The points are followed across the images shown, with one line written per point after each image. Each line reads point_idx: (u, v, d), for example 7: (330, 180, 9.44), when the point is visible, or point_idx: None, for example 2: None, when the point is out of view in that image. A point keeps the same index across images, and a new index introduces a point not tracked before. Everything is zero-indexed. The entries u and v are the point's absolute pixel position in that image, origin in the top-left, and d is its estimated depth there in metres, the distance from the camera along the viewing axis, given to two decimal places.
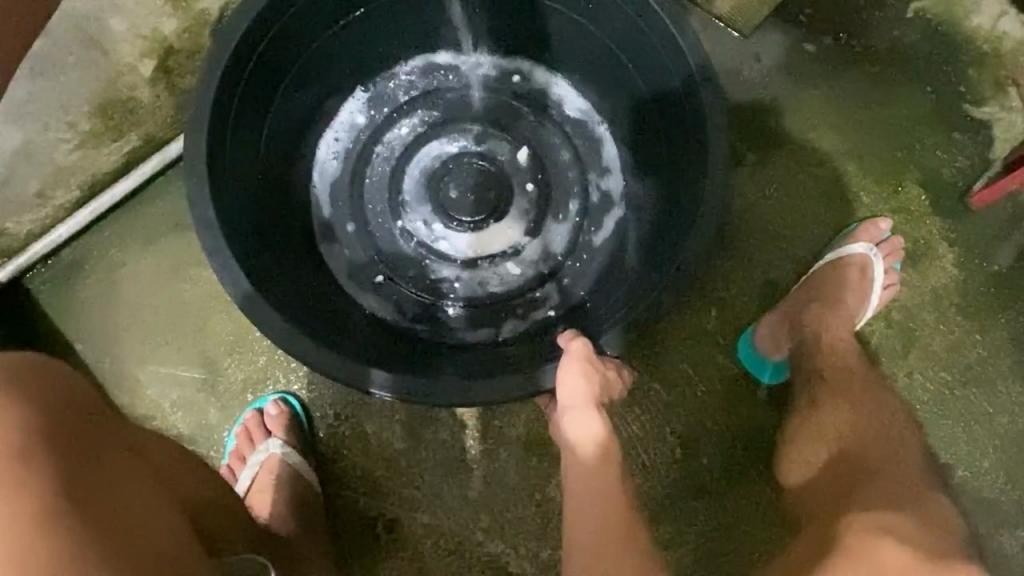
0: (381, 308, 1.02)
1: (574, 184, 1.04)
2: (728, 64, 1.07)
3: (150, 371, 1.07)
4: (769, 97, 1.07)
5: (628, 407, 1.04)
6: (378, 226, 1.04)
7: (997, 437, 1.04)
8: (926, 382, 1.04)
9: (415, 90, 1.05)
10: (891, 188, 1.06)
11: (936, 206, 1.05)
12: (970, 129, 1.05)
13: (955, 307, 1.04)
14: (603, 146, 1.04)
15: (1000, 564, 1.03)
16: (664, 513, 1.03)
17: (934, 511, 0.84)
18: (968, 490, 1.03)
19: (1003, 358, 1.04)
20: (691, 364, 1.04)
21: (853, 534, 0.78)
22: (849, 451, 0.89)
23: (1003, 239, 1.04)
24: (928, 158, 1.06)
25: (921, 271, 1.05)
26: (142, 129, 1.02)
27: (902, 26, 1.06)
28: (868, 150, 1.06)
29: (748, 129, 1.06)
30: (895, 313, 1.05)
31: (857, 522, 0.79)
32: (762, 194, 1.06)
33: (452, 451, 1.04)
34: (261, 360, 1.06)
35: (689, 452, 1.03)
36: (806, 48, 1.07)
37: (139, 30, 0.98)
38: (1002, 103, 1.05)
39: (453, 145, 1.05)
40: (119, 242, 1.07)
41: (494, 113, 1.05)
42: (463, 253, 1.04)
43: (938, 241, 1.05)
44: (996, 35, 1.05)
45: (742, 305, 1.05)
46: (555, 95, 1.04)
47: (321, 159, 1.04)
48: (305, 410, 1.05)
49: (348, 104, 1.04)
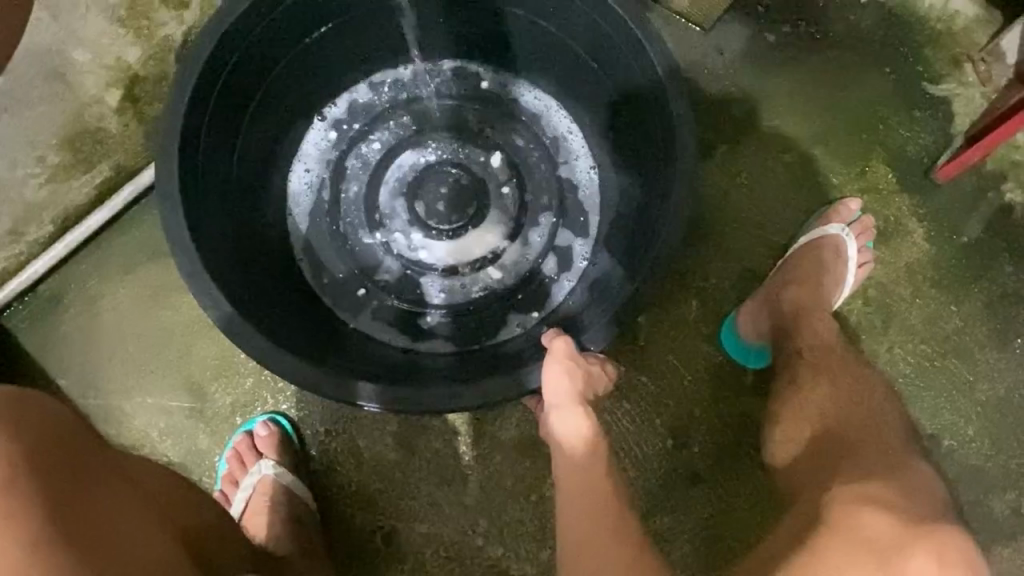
0: (365, 321, 1.02)
1: (548, 183, 1.05)
2: (691, 58, 1.09)
3: (136, 402, 1.06)
4: (734, 88, 1.09)
5: (618, 401, 1.05)
6: (357, 240, 1.05)
7: (980, 405, 1.06)
8: (907, 355, 1.06)
9: (386, 102, 1.06)
10: (860, 169, 1.08)
11: (903, 183, 1.08)
12: (930, 106, 1.08)
13: (929, 281, 1.06)
14: (574, 144, 1.05)
15: (991, 530, 1.05)
16: (661, 504, 1.04)
17: (918, 476, 0.85)
18: (954, 460, 1.05)
19: (980, 327, 1.06)
20: (675, 355, 1.05)
21: (837, 507, 0.79)
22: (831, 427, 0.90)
23: (970, 211, 1.07)
24: (893, 137, 1.08)
25: (894, 248, 1.07)
26: (112, 159, 1.01)
27: (857, 11, 1.09)
28: (834, 133, 1.08)
29: (715, 120, 1.09)
30: (871, 291, 1.07)
31: (841, 497, 0.80)
32: (733, 183, 1.08)
33: (447, 459, 1.04)
34: (248, 382, 1.06)
35: (681, 441, 1.04)
36: (766, 38, 1.09)
37: (103, 60, 0.96)
38: (958, 78, 1.08)
39: (427, 155, 1.06)
40: (97, 274, 1.06)
41: (466, 120, 1.06)
42: (443, 261, 1.04)
43: (908, 218, 1.07)
44: (949, 14, 1.07)
45: (722, 293, 1.07)
46: (523, 96, 1.05)
47: (294, 190, 1.04)
48: (295, 429, 1.05)
49: (317, 128, 1.04)
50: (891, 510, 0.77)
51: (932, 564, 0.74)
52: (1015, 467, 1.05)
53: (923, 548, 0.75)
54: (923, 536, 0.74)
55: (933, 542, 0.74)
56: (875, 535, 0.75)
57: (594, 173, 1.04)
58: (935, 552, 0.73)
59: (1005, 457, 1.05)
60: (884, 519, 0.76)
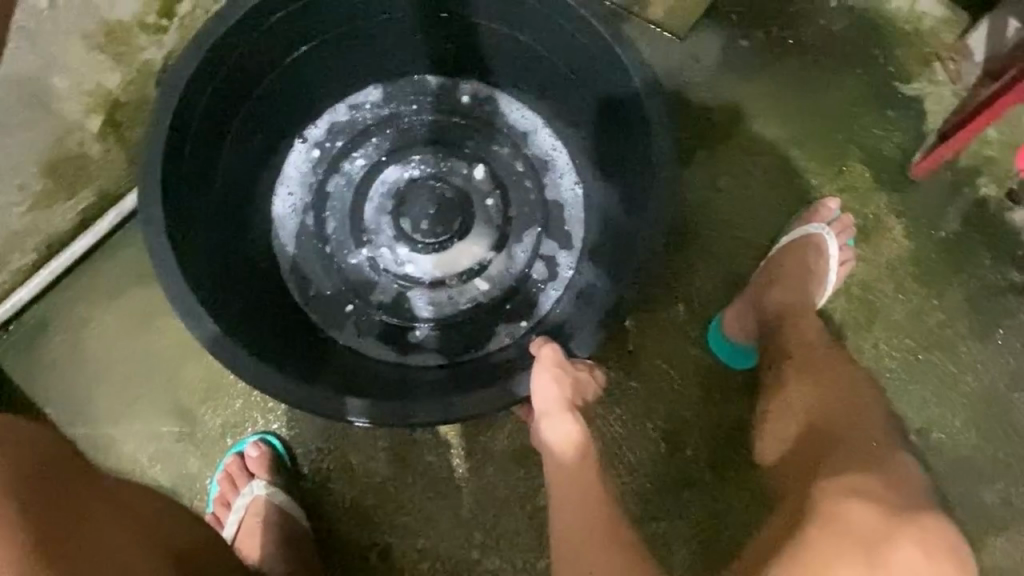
0: (355, 337, 1.02)
1: (532, 194, 1.06)
2: (667, 66, 1.11)
3: (125, 428, 1.05)
4: (711, 94, 1.10)
5: (609, 408, 1.05)
6: (343, 256, 1.05)
7: (966, 397, 1.07)
8: (891, 350, 1.07)
9: (369, 120, 1.06)
10: (837, 169, 1.10)
11: (881, 181, 1.10)
12: (903, 105, 1.10)
13: (910, 276, 1.08)
14: (556, 155, 1.06)
15: (984, 521, 1.05)
16: (655, 509, 1.04)
17: (899, 465, 0.86)
18: (944, 452, 1.06)
19: (962, 320, 1.07)
20: (664, 359, 1.06)
21: (824, 499, 0.79)
22: (816, 421, 0.91)
23: (947, 206, 1.08)
24: (868, 136, 1.10)
25: (874, 245, 1.09)
26: (95, 186, 1.00)
27: (828, 15, 1.11)
28: (811, 134, 1.10)
29: (693, 127, 1.10)
30: (853, 288, 1.08)
31: (827, 488, 0.81)
32: (714, 187, 1.10)
33: (440, 473, 1.04)
34: (238, 404, 1.05)
35: (673, 445, 1.05)
36: (741, 44, 1.11)
37: (84, 86, 0.92)
38: (929, 77, 1.10)
39: (410, 170, 1.06)
40: (83, 300, 1.06)
41: (449, 135, 1.07)
42: (430, 274, 1.05)
43: (886, 215, 1.09)
44: (916, 16, 1.10)
45: (708, 295, 1.08)
46: (504, 109, 1.07)
47: (279, 210, 1.04)
48: (287, 448, 1.04)
49: (300, 147, 1.05)
50: (878, 500, 0.79)
51: (915, 550, 0.75)
52: (1004, 457, 1.06)
53: (906, 535, 0.76)
54: (907, 523, 0.77)
55: (915, 529, 0.77)
56: (861, 524, 0.76)
57: (578, 190, 1.05)
58: (917, 539, 0.76)
59: (994, 448, 1.06)
60: (871, 509, 0.77)
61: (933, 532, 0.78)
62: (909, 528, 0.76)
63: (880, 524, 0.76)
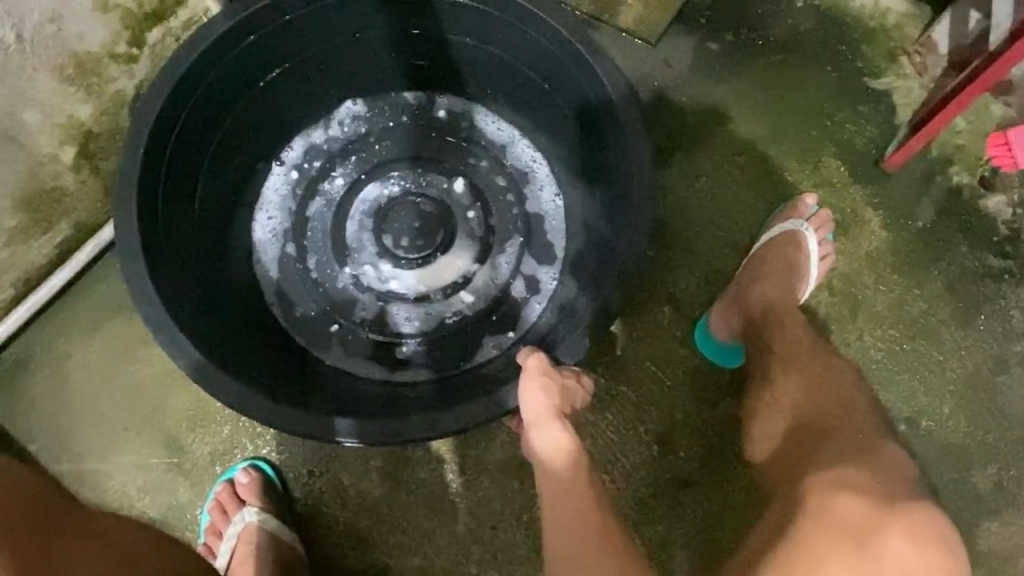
0: (341, 357, 1.02)
1: (513, 205, 1.06)
2: (640, 72, 1.12)
3: (112, 462, 1.04)
4: (685, 98, 1.12)
5: (600, 414, 1.05)
6: (327, 276, 1.05)
7: (951, 384, 1.08)
8: (876, 341, 1.08)
9: (347, 139, 1.06)
10: (813, 165, 1.11)
11: (855, 175, 1.11)
12: (872, 99, 1.12)
13: (890, 267, 1.09)
14: (535, 166, 1.06)
15: (977, 506, 1.06)
16: (651, 512, 1.04)
17: (890, 455, 0.86)
18: (934, 440, 1.07)
19: (943, 308, 1.09)
20: (653, 362, 1.06)
21: (813, 494, 0.79)
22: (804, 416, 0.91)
23: (922, 196, 1.10)
24: (840, 132, 1.11)
25: (853, 238, 1.10)
26: (71, 218, 0.99)
27: (794, 15, 1.13)
28: (784, 132, 1.11)
29: (669, 130, 1.11)
30: (835, 282, 1.09)
31: (816, 483, 0.80)
32: (693, 189, 1.10)
33: (434, 489, 1.03)
34: (226, 430, 1.04)
35: (666, 448, 1.05)
36: (711, 48, 1.12)
37: (55, 118, 0.91)
38: (897, 71, 1.12)
39: (390, 187, 1.06)
40: (64, 334, 1.04)
41: (428, 151, 1.07)
42: (414, 290, 1.05)
43: (863, 208, 1.10)
44: (880, 12, 1.12)
45: (693, 297, 1.08)
46: (481, 122, 1.07)
47: (259, 234, 1.04)
48: (278, 473, 1.03)
49: (278, 170, 1.05)
50: (864, 493, 0.78)
51: (906, 539, 0.74)
52: (992, 441, 1.07)
53: (898, 526, 0.75)
54: (895, 516, 0.76)
55: (905, 521, 0.76)
56: (849, 516, 0.75)
57: (559, 200, 1.05)
58: (906, 530, 0.75)
59: (982, 433, 1.07)
60: (857, 503, 0.77)
61: (927, 520, 0.77)
62: (901, 518, 0.76)
63: (870, 516, 0.75)
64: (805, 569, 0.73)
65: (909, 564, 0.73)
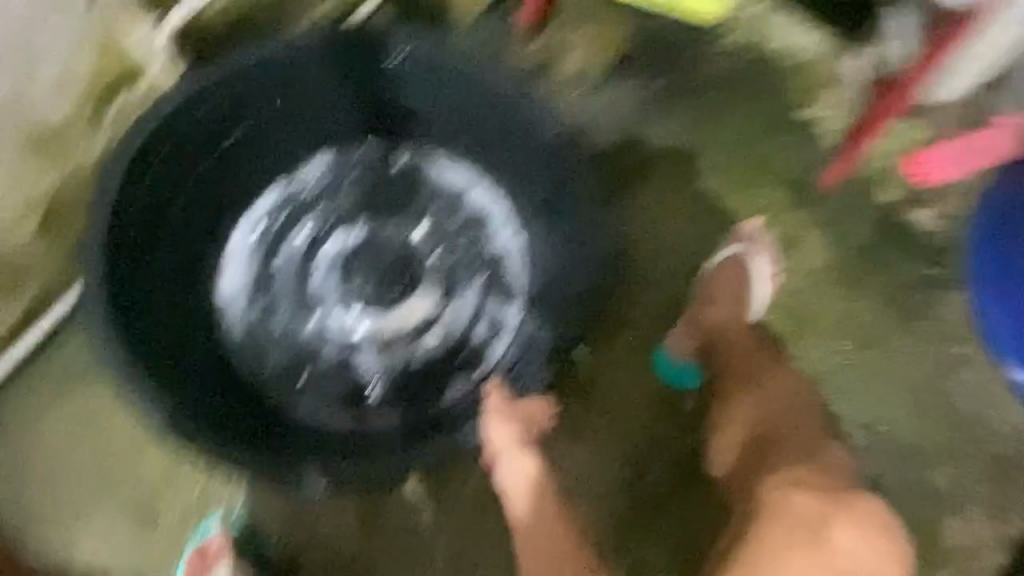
0: (311, 406, 1.03)
1: (474, 247, 1.10)
2: (585, 117, 1.20)
3: (82, 528, 1.03)
4: (628, 138, 1.19)
5: (571, 443, 1.07)
6: (294, 327, 1.06)
7: (900, 389, 1.13)
8: (826, 353, 1.13)
9: (309, 193, 1.09)
10: (752, 192, 1.18)
11: (792, 199, 1.18)
12: (801, 129, 1.20)
13: (832, 283, 1.16)
14: (493, 208, 1.10)
15: (937, 505, 1.10)
16: (626, 537, 1.05)
17: (833, 454, 0.94)
18: (890, 444, 1.11)
19: (886, 317, 1.15)
20: (619, 389, 1.10)
21: (766, 493, 0.89)
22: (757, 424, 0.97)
23: (854, 214, 1.17)
24: (773, 161, 1.19)
25: (795, 258, 1.16)
26: (37, 284, 1.04)
27: (722, 59, 1.22)
28: (722, 164, 1.19)
29: (615, 168, 1.18)
30: (783, 300, 1.15)
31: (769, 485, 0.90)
32: (644, 221, 1.17)
33: (410, 533, 1.03)
34: (196, 490, 1.04)
35: (637, 472, 1.07)
36: (648, 91, 1.21)
37: (25, 191, 0.97)
38: (819, 103, 1.20)
39: (353, 237, 1.09)
40: (34, 402, 1.06)
41: (389, 200, 1.11)
42: (381, 336, 1.07)
43: (802, 229, 1.17)
44: (800, 51, 1.21)
45: (651, 324, 1.13)
46: (439, 170, 1.11)
47: (224, 289, 1.05)
48: (250, 530, 1.03)
49: (241, 226, 1.07)
50: (813, 487, 0.89)
51: (850, 529, 0.85)
52: (946, 441, 1.11)
53: (841, 516, 0.86)
54: (840, 508, 0.87)
55: (848, 513, 0.87)
56: (801, 511, 0.86)
57: (519, 240, 1.09)
58: (849, 520, 0.86)
59: (936, 434, 1.11)
60: (806, 499, 0.87)
61: (867, 508, 0.88)
62: (844, 509, 0.86)
63: (817, 510, 0.86)
64: (767, 564, 0.83)
65: (852, 550, 0.85)
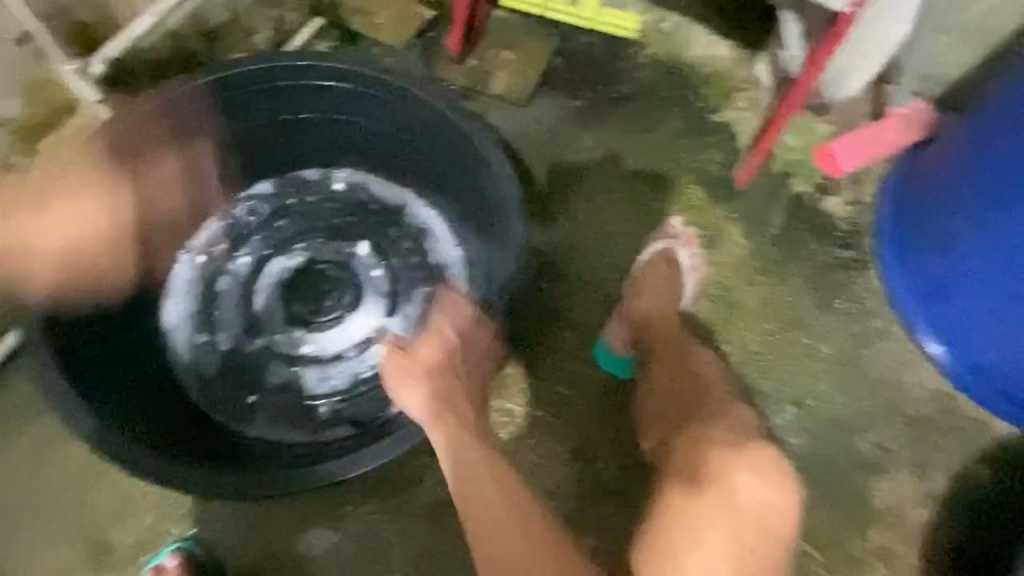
0: (263, 425, 1.06)
1: (416, 260, 1.14)
2: (516, 130, 1.27)
3: (33, 565, 1.03)
4: (557, 147, 1.26)
5: (521, 436, 1.13)
6: (241, 350, 1.09)
7: (825, 364, 1.21)
8: (754, 335, 1.21)
9: (249, 220, 1.13)
10: (676, 191, 1.26)
11: (713, 195, 1.26)
12: (717, 130, 1.28)
13: (755, 270, 1.24)
14: (431, 222, 1.14)
15: (866, 467, 1.18)
16: (578, 522, 1.11)
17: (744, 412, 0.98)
18: (819, 414, 1.19)
19: (807, 298, 1.23)
20: (562, 383, 1.16)
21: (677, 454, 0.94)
22: (676, 397, 1.03)
23: (771, 205, 1.26)
24: (694, 161, 1.27)
25: (719, 249, 1.24)
26: None
27: (641, 69, 1.30)
28: (647, 167, 1.26)
29: (548, 176, 1.25)
30: (711, 288, 1.23)
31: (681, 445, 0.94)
32: (578, 224, 1.23)
33: (368, 540, 1.05)
34: (149, 517, 1.04)
35: (585, 459, 1.13)
36: (574, 103, 1.28)
37: None
38: (732, 106, 1.28)
39: (295, 258, 1.12)
40: None
41: (329, 220, 1.14)
42: (327, 351, 1.10)
43: (724, 223, 1.25)
44: (711, 59, 1.30)
45: (590, 320, 1.19)
46: (377, 188, 1.15)
47: (168, 320, 1.09)
48: (208, 551, 1.03)
49: (183, 258, 1.11)
50: (717, 441, 0.92)
51: (750, 472, 0.87)
52: (870, 408, 1.19)
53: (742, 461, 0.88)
54: (739, 453, 0.89)
55: (750, 457, 0.89)
56: (703, 463, 0.89)
57: (458, 250, 1.14)
58: (750, 464, 0.88)
59: (860, 403, 1.19)
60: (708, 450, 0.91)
61: (769, 455, 0.90)
62: (744, 456, 0.89)
63: (718, 459, 0.89)
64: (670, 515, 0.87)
65: (757, 491, 0.86)
